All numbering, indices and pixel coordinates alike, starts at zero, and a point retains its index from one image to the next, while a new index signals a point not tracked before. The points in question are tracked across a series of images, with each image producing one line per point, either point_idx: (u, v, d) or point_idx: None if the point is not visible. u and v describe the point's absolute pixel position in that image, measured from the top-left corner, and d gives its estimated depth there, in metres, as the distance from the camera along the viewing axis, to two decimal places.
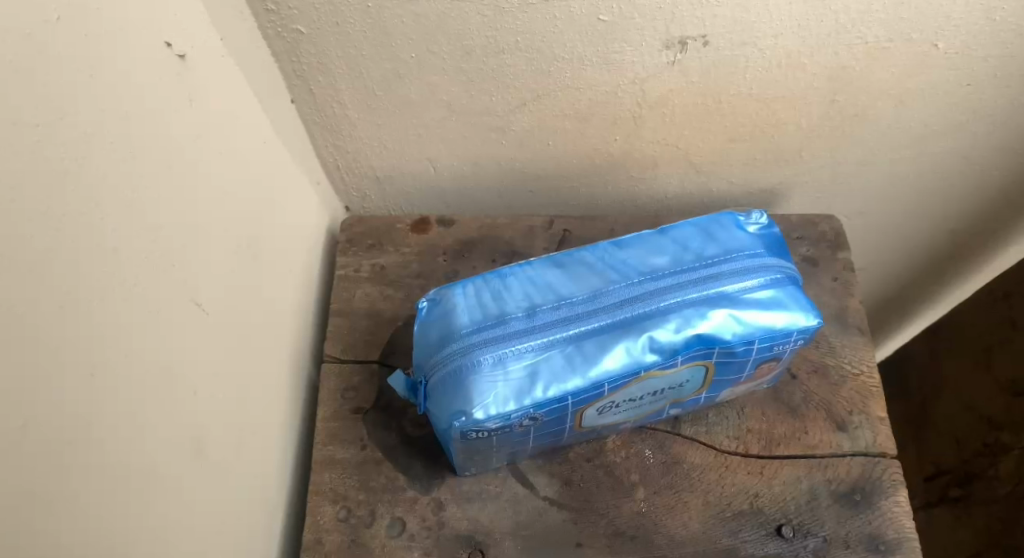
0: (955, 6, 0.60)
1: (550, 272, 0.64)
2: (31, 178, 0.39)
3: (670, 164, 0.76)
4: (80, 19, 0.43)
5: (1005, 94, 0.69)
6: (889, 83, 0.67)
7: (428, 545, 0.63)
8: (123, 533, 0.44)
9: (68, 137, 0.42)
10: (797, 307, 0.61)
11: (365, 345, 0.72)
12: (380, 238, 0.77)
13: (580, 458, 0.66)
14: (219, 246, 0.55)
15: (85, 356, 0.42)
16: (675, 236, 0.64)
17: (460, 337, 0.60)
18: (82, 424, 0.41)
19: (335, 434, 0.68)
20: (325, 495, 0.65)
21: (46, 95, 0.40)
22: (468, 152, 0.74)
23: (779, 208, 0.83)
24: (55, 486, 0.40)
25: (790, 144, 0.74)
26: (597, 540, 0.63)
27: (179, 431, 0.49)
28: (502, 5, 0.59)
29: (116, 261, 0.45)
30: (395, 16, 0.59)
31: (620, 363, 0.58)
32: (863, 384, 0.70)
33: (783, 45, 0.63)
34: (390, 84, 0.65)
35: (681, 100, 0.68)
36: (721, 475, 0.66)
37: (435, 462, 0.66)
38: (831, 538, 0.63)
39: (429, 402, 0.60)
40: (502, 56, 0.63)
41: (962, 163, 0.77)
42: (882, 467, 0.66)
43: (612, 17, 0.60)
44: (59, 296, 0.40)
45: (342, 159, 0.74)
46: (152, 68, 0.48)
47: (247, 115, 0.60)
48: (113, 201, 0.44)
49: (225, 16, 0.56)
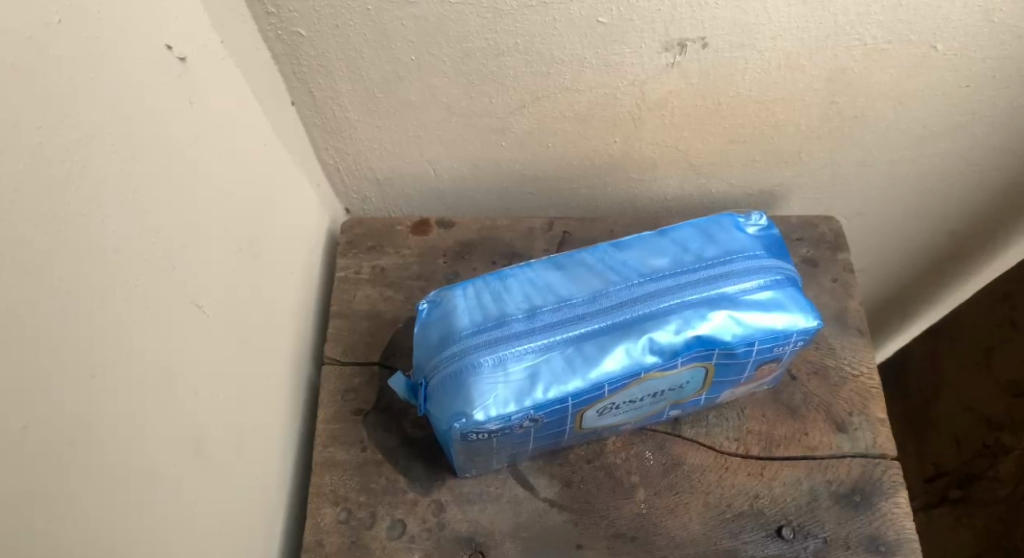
0: (954, 7, 0.60)
1: (550, 273, 0.64)
2: (31, 178, 0.39)
3: (670, 166, 0.76)
4: (80, 21, 0.43)
5: (1004, 95, 0.69)
6: (888, 84, 0.67)
7: (428, 546, 0.63)
8: (123, 534, 0.44)
9: (69, 138, 0.42)
10: (796, 308, 0.61)
11: (365, 346, 0.72)
12: (380, 239, 0.77)
13: (581, 459, 0.66)
14: (219, 247, 0.55)
15: (85, 356, 0.42)
16: (675, 237, 0.65)
17: (460, 338, 0.60)
18: (82, 424, 0.41)
19: (335, 435, 0.68)
20: (325, 496, 0.65)
21: (47, 96, 0.40)
22: (468, 154, 0.74)
23: (779, 209, 0.83)
24: (56, 486, 0.40)
25: (789, 145, 0.74)
26: (598, 541, 0.63)
27: (179, 432, 0.49)
28: (502, 7, 0.59)
29: (117, 263, 0.45)
30: (395, 18, 0.59)
31: (620, 364, 0.59)
32: (863, 385, 0.70)
33: (782, 47, 0.63)
34: (390, 86, 0.66)
35: (680, 101, 0.68)
36: (721, 476, 0.66)
37: (435, 464, 0.66)
38: (831, 538, 0.63)
39: (430, 403, 0.60)
40: (502, 58, 0.63)
41: (962, 164, 0.77)
42: (882, 468, 0.66)
43: (611, 18, 0.60)
44: (59, 296, 0.40)
45: (342, 161, 0.74)
46: (152, 69, 0.48)
47: (247, 116, 0.60)
48: (113, 202, 0.44)
49: (225, 18, 0.56)
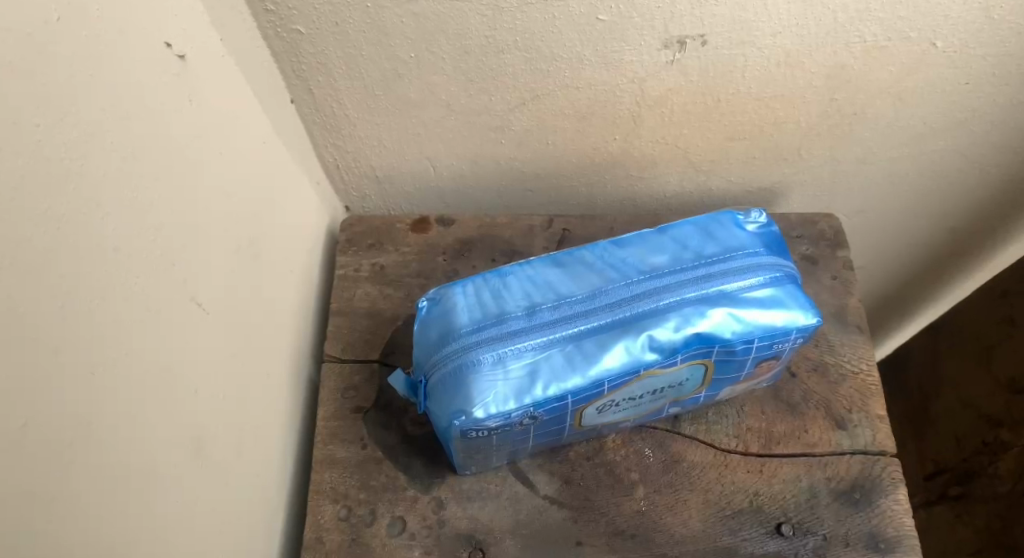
0: (953, 4, 0.60)
1: (550, 270, 0.64)
2: (31, 178, 0.39)
3: (670, 163, 0.76)
4: (80, 20, 0.43)
5: (1004, 92, 0.69)
6: (888, 82, 0.67)
7: (428, 544, 0.63)
8: (123, 533, 0.44)
9: (69, 137, 0.42)
10: (796, 305, 0.61)
11: (365, 344, 0.72)
12: (380, 237, 0.77)
13: (580, 457, 0.67)
14: (219, 246, 0.55)
15: (85, 356, 0.42)
16: (674, 235, 0.65)
17: (460, 336, 0.60)
18: (82, 424, 0.42)
19: (335, 433, 0.68)
20: (325, 494, 0.65)
21: (47, 95, 0.41)
22: (467, 151, 0.74)
23: (779, 206, 0.83)
24: (56, 486, 0.40)
25: (789, 143, 0.74)
26: (598, 538, 0.63)
27: (179, 431, 0.49)
28: (501, 5, 0.59)
29: (117, 261, 0.45)
30: (395, 16, 0.59)
31: (619, 362, 0.59)
32: (863, 382, 0.70)
33: (782, 45, 0.63)
34: (389, 84, 0.66)
35: (680, 99, 0.68)
36: (721, 474, 0.66)
37: (435, 461, 0.66)
38: (831, 535, 0.63)
39: (430, 401, 0.60)
40: (502, 56, 0.63)
41: (962, 161, 0.77)
42: (882, 465, 0.66)
43: (611, 16, 0.60)
44: (58, 295, 0.41)
45: (342, 159, 0.74)
46: (152, 68, 0.48)
47: (247, 115, 0.60)
48: (112, 200, 0.44)
49: (225, 17, 0.57)
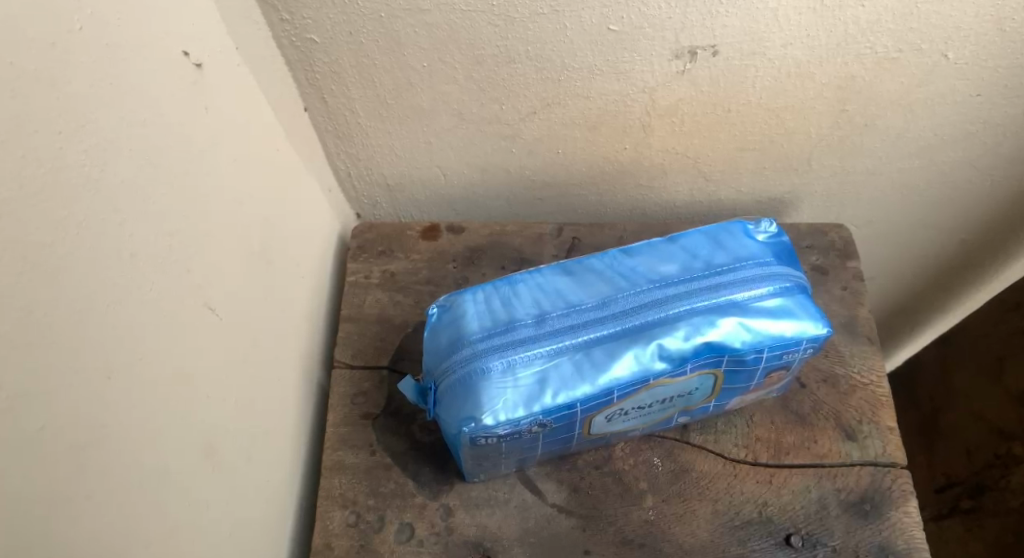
0: (965, 16, 0.60)
1: (560, 278, 0.64)
2: (53, 185, 0.40)
3: (679, 172, 0.76)
4: (101, 29, 0.44)
5: (1016, 104, 0.69)
6: (898, 93, 0.68)
7: (437, 550, 0.63)
8: (136, 534, 0.44)
9: (89, 144, 0.42)
10: (806, 316, 0.61)
11: (375, 350, 0.72)
12: (391, 244, 0.78)
13: (590, 465, 0.67)
14: (232, 251, 0.56)
15: (104, 356, 0.43)
16: (683, 244, 0.65)
17: (470, 343, 0.60)
18: (97, 425, 0.42)
19: (346, 439, 0.68)
20: (335, 500, 0.65)
21: (68, 102, 0.41)
22: (478, 160, 0.74)
23: (789, 217, 0.83)
24: (71, 488, 0.40)
25: (801, 152, 0.74)
26: (606, 547, 0.63)
27: (192, 436, 0.50)
28: (513, 14, 0.60)
29: (135, 266, 0.45)
30: (407, 25, 0.60)
31: (628, 370, 0.59)
32: (873, 393, 0.70)
33: (793, 56, 0.63)
34: (401, 93, 0.66)
35: (691, 109, 0.69)
36: (730, 484, 0.66)
37: (444, 468, 0.66)
38: (841, 548, 0.63)
39: (440, 407, 0.60)
40: (514, 65, 0.64)
41: (973, 172, 0.77)
42: (892, 477, 0.66)
43: (622, 27, 0.61)
44: (79, 299, 0.41)
45: (354, 167, 0.75)
46: (168, 75, 0.49)
47: (261, 123, 0.61)
48: (128, 206, 0.45)
49: (240, 26, 0.57)
